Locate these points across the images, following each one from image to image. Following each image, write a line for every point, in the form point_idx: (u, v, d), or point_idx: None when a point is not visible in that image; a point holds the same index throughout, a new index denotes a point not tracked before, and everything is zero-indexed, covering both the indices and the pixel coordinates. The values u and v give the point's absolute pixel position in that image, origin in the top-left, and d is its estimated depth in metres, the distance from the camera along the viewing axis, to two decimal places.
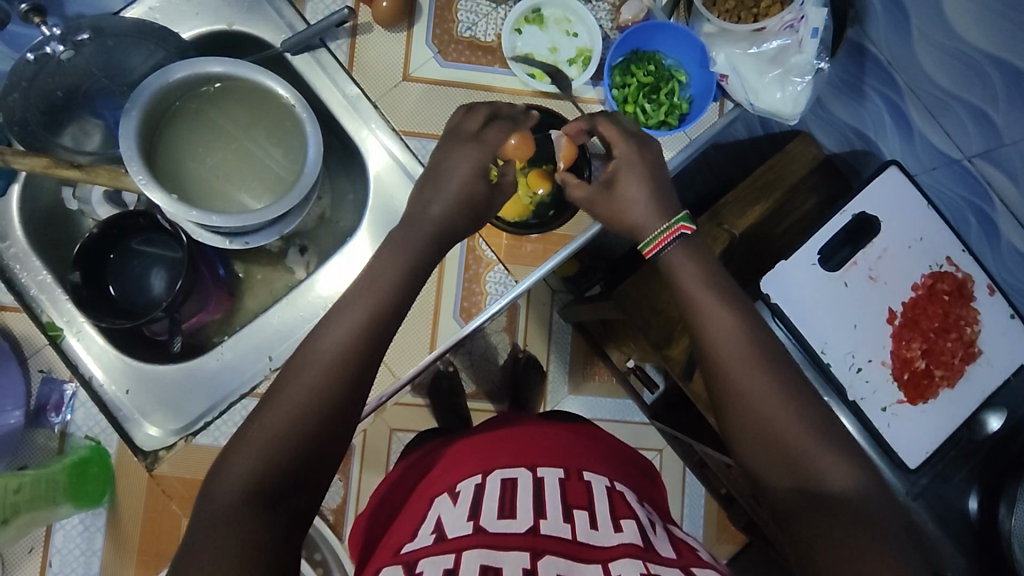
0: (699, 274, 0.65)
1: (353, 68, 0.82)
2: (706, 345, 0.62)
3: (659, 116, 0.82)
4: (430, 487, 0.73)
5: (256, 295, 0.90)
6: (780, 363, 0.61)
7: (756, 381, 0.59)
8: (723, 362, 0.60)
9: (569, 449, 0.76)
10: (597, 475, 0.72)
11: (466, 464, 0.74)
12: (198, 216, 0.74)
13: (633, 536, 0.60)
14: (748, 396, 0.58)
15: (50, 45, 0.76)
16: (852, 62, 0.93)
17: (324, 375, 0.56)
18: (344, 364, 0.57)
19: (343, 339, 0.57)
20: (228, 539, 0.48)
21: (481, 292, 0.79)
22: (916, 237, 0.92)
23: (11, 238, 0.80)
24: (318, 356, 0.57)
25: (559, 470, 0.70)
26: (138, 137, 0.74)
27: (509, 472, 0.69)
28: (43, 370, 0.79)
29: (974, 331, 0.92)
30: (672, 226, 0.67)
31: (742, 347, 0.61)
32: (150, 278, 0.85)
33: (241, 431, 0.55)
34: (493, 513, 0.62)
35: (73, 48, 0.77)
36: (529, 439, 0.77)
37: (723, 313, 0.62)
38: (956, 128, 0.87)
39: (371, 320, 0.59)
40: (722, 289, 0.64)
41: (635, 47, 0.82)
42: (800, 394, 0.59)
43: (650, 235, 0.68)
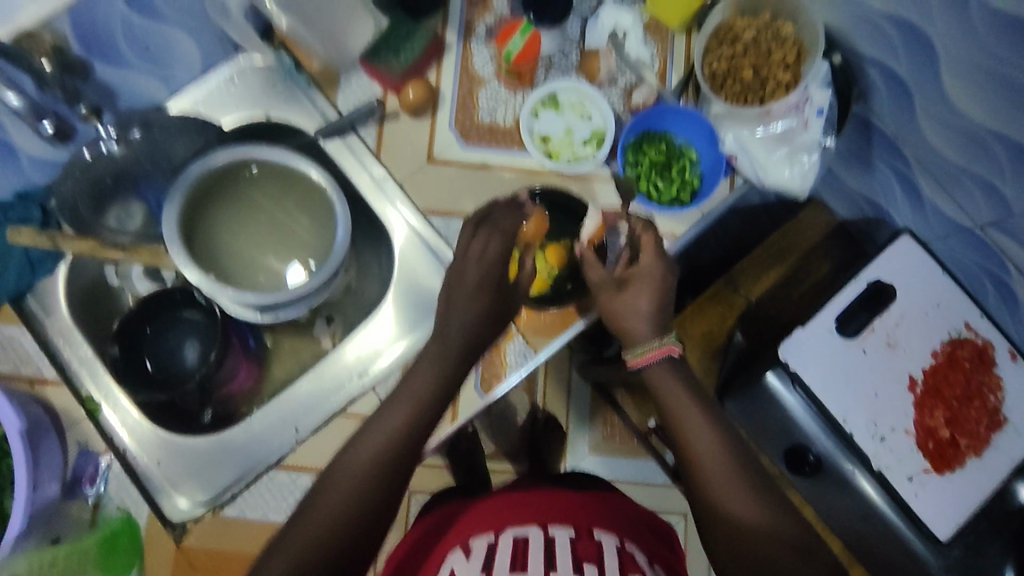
0: (677, 373, 0.71)
1: (381, 152, 0.87)
2: (686, 447, 0.68)
3: (671, 192, 0.84)
4: (445, 543, 0.75)
5: (284, 363, 0.93)
6: (747, 461, 0.68)
7: (727, 479, 0.66)
8: (699, 469, 0.67)
9: (580, 510, 0.77)
10: (607, 534, 0.73)
11: (479, 521, 0.76)
12: (233, 295, 0.78)
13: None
14: (721, 495, 0.65)
15: (105, 143, 0.82)
16: (859, 136, 0.97)
17: (365, 475, 0.61)
18: (382, 464, 0.62)
19: (379, 441, 0.63)
20: None
21: (503, 364, 0.81)
22: (933, 303, 0.93)
23: (55, 313, 0.84)
24: (356, 454, 0.63)
25: (570, 530, 0.71)
26: (179, 221, 0.79)
27: (520, 530, 0.71)
28: (80, 443, 0.80)
29: (998, 399, 0.91)
30: (663, 344, 0.71)
31: (715, 449, 0.67)
32: (184, 349, 0.88)
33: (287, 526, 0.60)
34: (504, 567, 0.65)
35: (126, 144, 0.83)
36: (540, 500, 0.78)
37: (700, 423, 0.69)
38: (966, 199, 0.88)
39: (408, 422, 0.65)
40: (701, 396, 0.71)
41: (646, 127, 0.86)
42: (769, 497, 0.66)
43: (638, 345, 0.72)
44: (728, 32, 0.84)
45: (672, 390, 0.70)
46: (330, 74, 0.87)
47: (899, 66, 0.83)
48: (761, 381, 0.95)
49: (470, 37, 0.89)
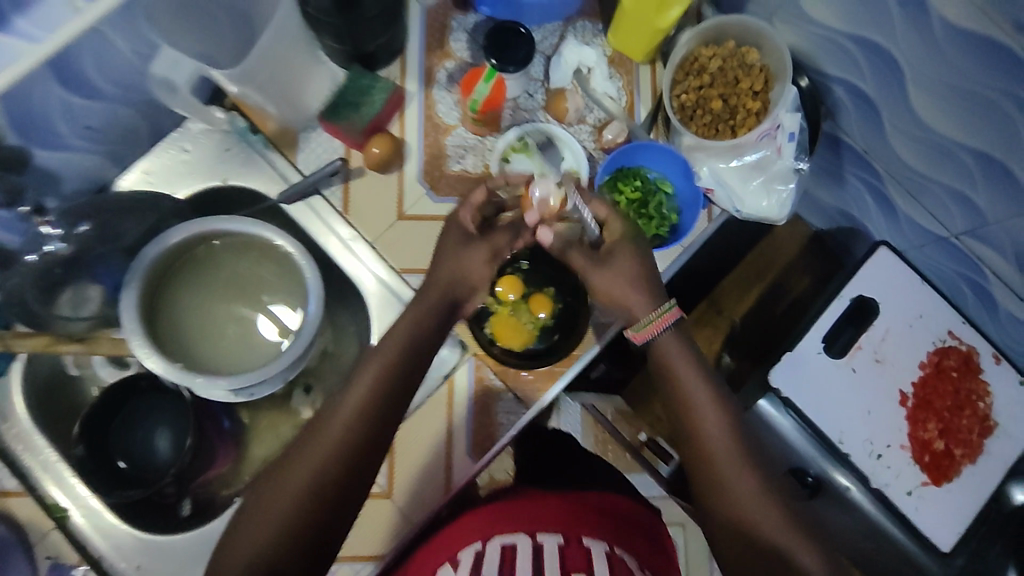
0: (694, 364, 0.70)
1: (348, 212, 0.83)
2: (702, 434, 0.66)
3: (651, 230, 0.82)
4: (429, 557, 0.71)
5: (262, 440, 0.87)
6: (764, 463, 0.65)
7: (739, 474, 0.63)
8: (711, 467, 0.65)
9: (569, 513, 0.74)
10: (597, 539, 0.71)
11: (468, 528, 0.73)
12: (203, 382, 0.73)
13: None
14: (729, 489, 0.63)
15: (50, 242, 0.74)
16: (828, 152, 0.97)
17: (371, 388, 0.61)
18: (380, 392, 0.62)
19: (354, 410, 0.60)
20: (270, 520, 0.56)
21: (494, 424, 0.80)
22: (915, 314, 0.93)
23: (12, 418, 0.79)
24: (330, 421, 0.60)
25: (558, 536, 0.69)
26: (139, 308, 0.73)
27: (509, 538, 0.69)
28: (51, 557, 0.76)
29: (987, 404, 0.92)
30: (662, 314, 0.71)
31: (732, 443, 0.65)
32: (155, 438, 0.83)
33: (254, 498, 0.58)
34: None
35: (72, 240, 0.75)
36: (531, 503, 0.75)
37: (718, 420, 0.67)
38: (939, 209, 0.88)
39: (402, 354, 0.64)
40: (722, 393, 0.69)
41: (618, 164, 0.84)
42: (781, 494, 0.63)
43: (642, 318, 0.72)
44: (693, 63, 0.82)
45: (692, 388, 0.68)
46: (288, 135, 0.84)
47: (865, 85, 0.83)
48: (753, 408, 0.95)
49: (431, 84, 0.86)
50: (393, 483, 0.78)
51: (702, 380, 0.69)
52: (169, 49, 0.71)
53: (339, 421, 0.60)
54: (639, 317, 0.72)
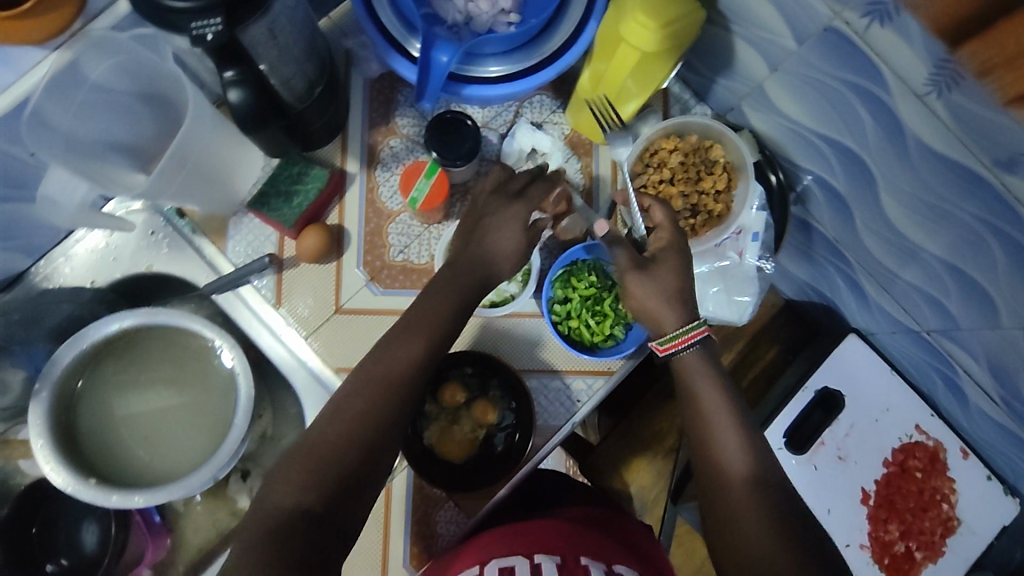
0: (714, 383, 0.63)
1: (281, 304, 0.78)
2: (718, 459, 0.60)
3: (604, 330, 0.79)
4: None
5: (198, 529, 0.83)
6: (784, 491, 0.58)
7: (753, 505, 0.56)
8: (726, 488, 0.58)
9: (568, 535, 0.69)
10: (596, 560, 0.66)
11: (465, 557, 0.68)
12: (119, 500, 0.69)
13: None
14: (744, 517, 0.56)
15: None
16: (799, 233, 0.91)
17: (393, 390, 0.58)
18: (402, 387, 0.58)
19: (397, 360, 0.59)
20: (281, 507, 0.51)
21: (433, 532, 0.76)
22: (882, 408, 0.89)
23: None
24: (372, 373, 0.58)
25: (556, 557, 0.65)
26: (50, 419, 0.70)
27: (506, 561, 0.65)
28: None
29: (952, 504, 0.88)
30: (695, 328, 0.64)
31: (750, 468, 0.58)
32: (81, 533, 0.80)
33: (273, 476, 0.54)
34: None
35: None
36: (530, 525, 0.71)
37: (734, 437, 0.60)
38: (909, 304, 0.84)
39: (425, 355, 0.60)
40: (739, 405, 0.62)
41: (570, 258, 0.80)
42: (798, 528, 0.55)
43: (670, 331, 0.65)
44: (653, 155, 0.76)
45: (707, 397, 0.62)
46: (216, 222, 0.78)
47: (837, 181, 0.78)
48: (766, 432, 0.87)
49: (374, 165, 0.80)
50: None
51: (717, 390, 0.63)
52: (58, 169, 0.64)
53: (381, 372, 0.58)
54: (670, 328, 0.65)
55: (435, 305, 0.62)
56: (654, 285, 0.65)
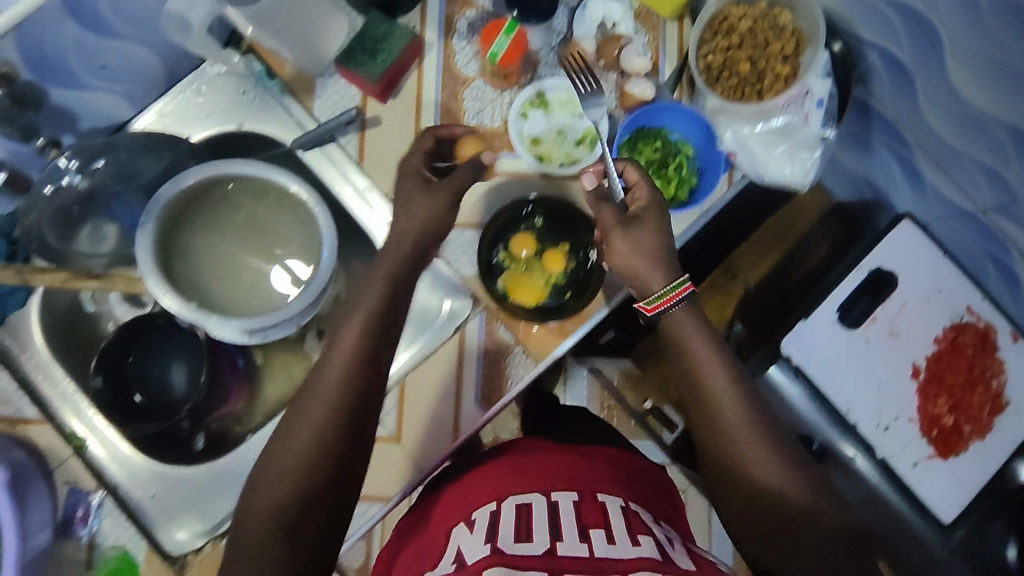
0: (701, 327, 0.66)
1: (363, 161, 0.83)
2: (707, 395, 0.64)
3: (670, 190, 0.80)
4: (450, 514, 0.69)
5: (276, 380, 0.88)
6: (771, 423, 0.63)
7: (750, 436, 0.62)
8: (729, 431, 0.62)
9: (576, 471, 0.72)
10: (611, 496, 0.69)
11: (475, 494, 0.70)
12: (218, 321, 0.74)
13: (651, 551, 0.57)
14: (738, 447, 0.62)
15: (67, 176, 0.79)
16: (858, 119, 0.94)
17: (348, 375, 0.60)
18: (355, 368, 0.60)
19: (334, 401, 0.59)
20: (260, 518, 0.56)
21: (503, 376, 0.79)
22: (934, 288, 0.91)
23: (32, 348, 0.81)
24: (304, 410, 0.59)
25: (572, 493, 0.67)
26: (156, 248, 0.74)
27: (523, 497, 0.66)
28: (69, 482, 0.78)
29: (1001, 382, 0.91)
30: (683, 283, 0.66)
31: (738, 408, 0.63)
32: (171, 374, 0.85)
33: (253, 478, 0.59)
34: (508, 537, 0.58)
35: (89, 175, 0.80)
36: (534, 462, 0.74)
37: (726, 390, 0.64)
38: (965, 181, 0.86)
39: (369, 327, 0.62)
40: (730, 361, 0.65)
41: (638, 124, 0.81)
42: (793, 457, 0.62)
43: (655, 291, 0.66)
44: (722, 22, 0.80)
45: (698, 344, 0.65)
46: (304, 80, 0.83)
47: (899, 50, 0.80)
48: (763, 375, 0.96)
49: (450, 34, 0.84)
50: (403, 428, 0.79)
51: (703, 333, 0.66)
52: None
53: (316, 408, 0.59)
54: (655, 289, 0.66)
55: (357, 331, 0.61)
56: (633, 242, 0.67)
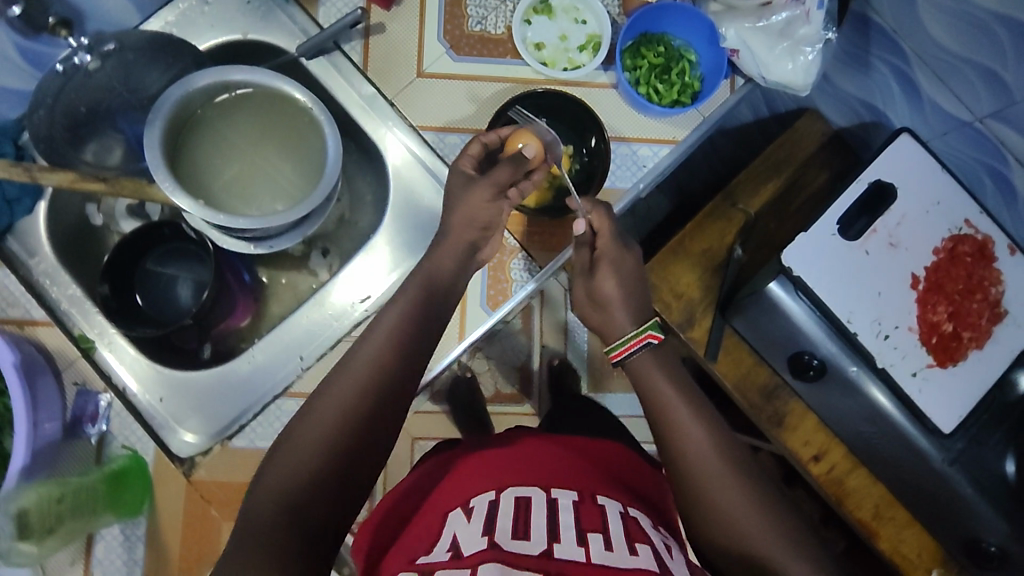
0: (663, 372, 0.71)
1: (368, 68, 0.82)
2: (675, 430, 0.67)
3: (672, 95, 0.83)
4: (441, 501, 0.67)
5: (281, 299, 0.90)
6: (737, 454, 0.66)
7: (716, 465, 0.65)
8: (706, 467, 0.64)
9: (581, 470, 0.72)
10: (610, 499, 0.67)
11: (474, 480, 0.69)
12: (225, 220, 0.74)
13: (649, 562, 0.56)
14: (703, 470, 0.64)
15: (78, 56, 0.77)
16: (856, 34, 0.94)
17: (375, 366, 0.62)
18: (384, 364, 0.63)
19: (359, 388, 0.61)
20: (272, 499, 0.54)
21: (508, 279, 0.82)
22: (933, 201, 0.92)
23: (39, 254, 0.80)
24: (319, 413, 0.59)
25: (572, 493, 0.66)
26: (162, 148, 0.74)
27: (521, 491, 0.65)
28: (78, 384, 0.78)
29: (999, 291, 0.92)
30: (641, 334, 0.71)
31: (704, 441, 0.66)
32: (176, 287, 0.86)
33: (268, 464, 0.57)
34: (507, 531, 0.57)
35: (100, 57, 0.78)
36: (530, 456, 0.73)
37: (691, 422, 0.67)
38: (966, 91, 0.87)
39: (397, 326, 0.66)
40: (701, 411, 0.69)
41: (642, 30, 0.84)
42: (770, 498, 0.63)
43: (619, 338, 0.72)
44: None
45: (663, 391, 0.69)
46: None
47: None
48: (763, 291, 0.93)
49: None
50: None
51: (665, 378, 0.70)
52: None
53: (329, 415, 0.59)
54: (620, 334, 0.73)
55: (387, 332, 0.65)
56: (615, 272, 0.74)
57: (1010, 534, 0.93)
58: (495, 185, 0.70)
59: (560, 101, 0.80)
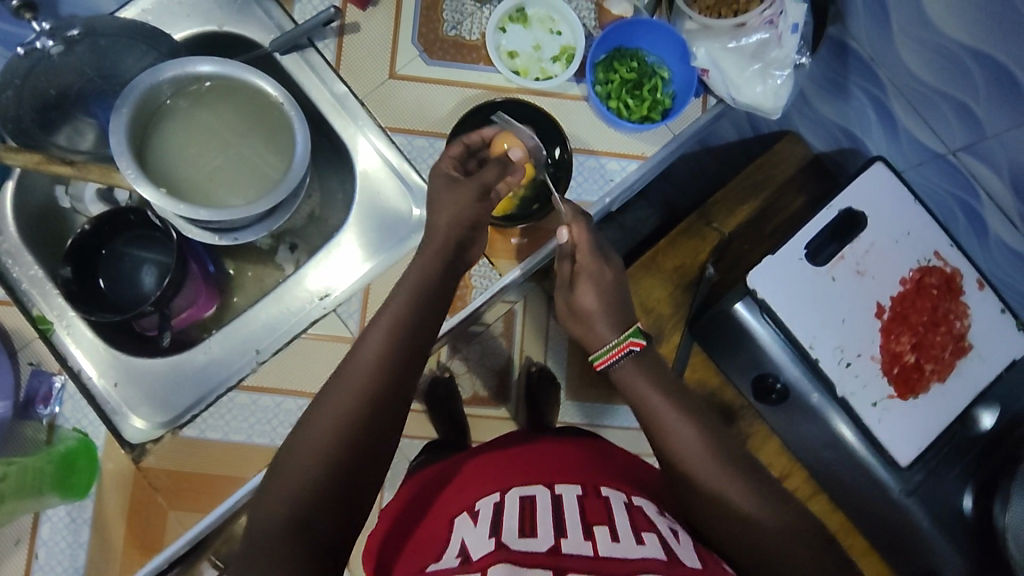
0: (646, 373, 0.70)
1: (341, 66, 0.83)
2: (663, 432, 0.66)
3: (641, 111, 0.83)
4: (449, 506, 0.66)
5: (246, 291, 0.91)
6: (730, 445, 0.65)
7: (712, 461, 0.63)
8: (709, 470, 0.63)
9: (589, 466, 0.69)
10: (615, 490, 0.64)
11: (481, 486, 0.67)
12: (186, 210, 0.74)
13: (657, 550, 0.53)
14: (697, 470, 0.63)
15: (40, 40, 0.76)
16: (834, 58, 0.95)
17: (379, 363, 0.59)
18: (388, 360, 0.60)
19: (362, 388, 0.58)
20: (275, 511, 0.52)
21: (467, 287, 0.80)
22: (903, 231, 0.92)
23: (5, 233, 0.81)
24: (322, 415, 0.57)
25: (577, 488, 0.64)
26: (128, 134, 0.75)
27: (525, 490, 0.63)
28: (32, 364, 0.79)
29: (964, 325, 0.91)
30: (623, 342, 0.71)
31: (695, 435, 0.65)
32: (140, 274, 0.87)
33: (271, 474, 0.55)
34: (513, 531, 0.54)
35: (63, 43, 0.77)
36: (537, 456, 0.71)
37: (679, 420, 0.66)
38: (940, 123, 0.87)
39: (402, 318, 0.63)
40: (694, 412, 0.67)
41: (617, 45, 0.85)
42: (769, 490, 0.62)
43: (605, 345, 0.72)
44: None
45: (644, 392, 0.69)
46: None
47: None
48: (728, 311, 0.93)
49: None
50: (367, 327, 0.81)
51: (645, 380, 0.69)
52: None
53: (332, 416, 0.56)
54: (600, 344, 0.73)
55: (392, 325, 0.62)
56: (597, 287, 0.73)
57: (968, 571, 0.92)
58: (481, 185, 0.69)
59: (525, 113, 0.81)
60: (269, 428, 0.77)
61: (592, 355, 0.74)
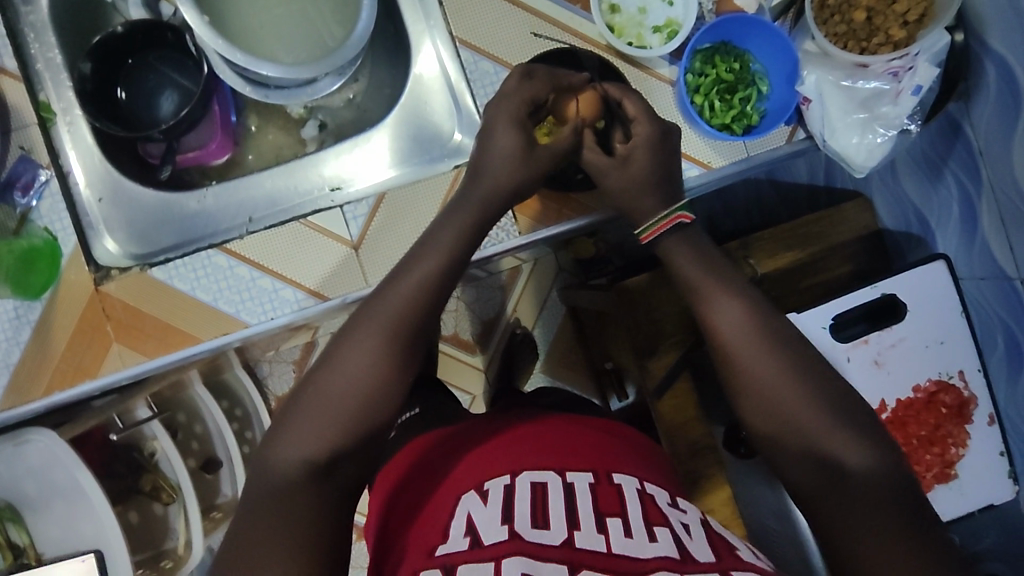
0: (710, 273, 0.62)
1: None
2: (719, 328, 0.59)
3: (725, 117, 0.76)
4: (458, 477, 0.60)
5: (261, 153, 0.86)
6: (789, 342, 0.58)
7: (770, 365, 0.56)
8: (793, 437, 0.54)
9: (600, 448, 0.63)
10: (629, 475, 0.59)
11: (486, 459, 0.61)
12: (223, 46, 0.68)
13: (669, 548, 0.49)
14: (763, 379, 0.56)
15: None
16: (942, 138, 0.88)
17: (409, 307, 0.57)
18: (419, 302, 0.57)
19: (393, 332, 0.56)
20: (301, 449, 0.51)
21: None
22: (936, 338, 0.87)
23: (34, 4, 0.76)
24: (350, 356, 0.54)
25: (589, 474, 0.57)
26: None
27: (538, 475, 0.56)
28: (23, 148, 0.74)
29: (959, 454, 0.87)
30: (671, 214, 0.65)
31: (751, 333, 0.58)
32: (161, 98, 0.83)
33: (292, 406, 0.53)
34: (524, 519, 0.50)
35: None
36: (548, 432, 0.64)
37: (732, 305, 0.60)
38: (1021, 245, 0.80)
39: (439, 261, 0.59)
40: (795, 361, 0.56)
41: (724, 38, 0.78)
42: (840, 401, 0.55)
43: (650, 220, 0.65)
44: None
45: (695, 275, 0.62)
46: None
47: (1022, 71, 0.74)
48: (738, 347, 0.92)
49: None
50: (366, 236, 0.75)
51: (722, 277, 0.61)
52: None
53: (362, 358, 0.54)
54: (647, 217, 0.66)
55: (428, 268, 0.59)
56: None
57: None
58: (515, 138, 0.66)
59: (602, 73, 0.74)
60: (239, 299, 0.73)
61: (638, 228, 0.67)
